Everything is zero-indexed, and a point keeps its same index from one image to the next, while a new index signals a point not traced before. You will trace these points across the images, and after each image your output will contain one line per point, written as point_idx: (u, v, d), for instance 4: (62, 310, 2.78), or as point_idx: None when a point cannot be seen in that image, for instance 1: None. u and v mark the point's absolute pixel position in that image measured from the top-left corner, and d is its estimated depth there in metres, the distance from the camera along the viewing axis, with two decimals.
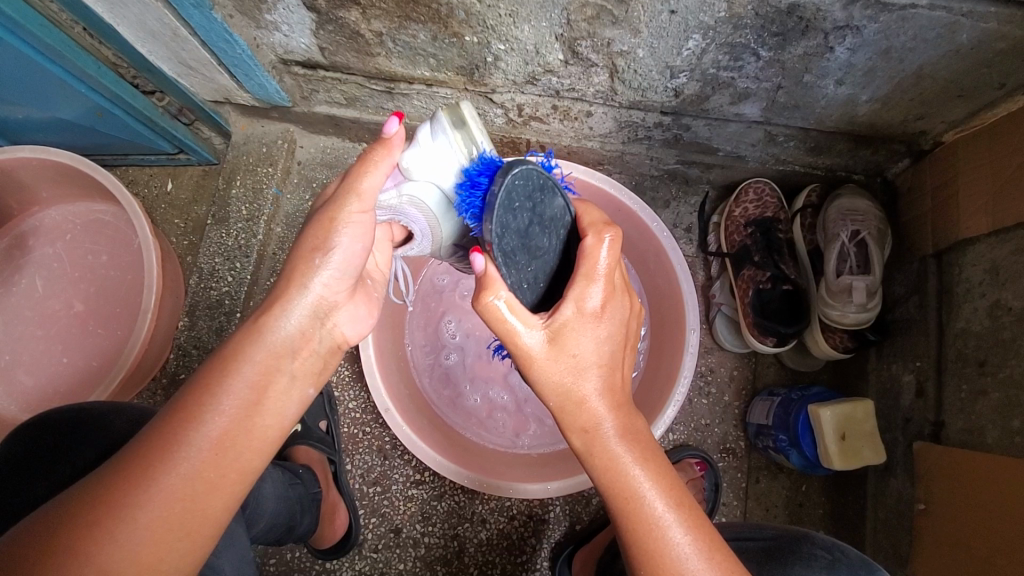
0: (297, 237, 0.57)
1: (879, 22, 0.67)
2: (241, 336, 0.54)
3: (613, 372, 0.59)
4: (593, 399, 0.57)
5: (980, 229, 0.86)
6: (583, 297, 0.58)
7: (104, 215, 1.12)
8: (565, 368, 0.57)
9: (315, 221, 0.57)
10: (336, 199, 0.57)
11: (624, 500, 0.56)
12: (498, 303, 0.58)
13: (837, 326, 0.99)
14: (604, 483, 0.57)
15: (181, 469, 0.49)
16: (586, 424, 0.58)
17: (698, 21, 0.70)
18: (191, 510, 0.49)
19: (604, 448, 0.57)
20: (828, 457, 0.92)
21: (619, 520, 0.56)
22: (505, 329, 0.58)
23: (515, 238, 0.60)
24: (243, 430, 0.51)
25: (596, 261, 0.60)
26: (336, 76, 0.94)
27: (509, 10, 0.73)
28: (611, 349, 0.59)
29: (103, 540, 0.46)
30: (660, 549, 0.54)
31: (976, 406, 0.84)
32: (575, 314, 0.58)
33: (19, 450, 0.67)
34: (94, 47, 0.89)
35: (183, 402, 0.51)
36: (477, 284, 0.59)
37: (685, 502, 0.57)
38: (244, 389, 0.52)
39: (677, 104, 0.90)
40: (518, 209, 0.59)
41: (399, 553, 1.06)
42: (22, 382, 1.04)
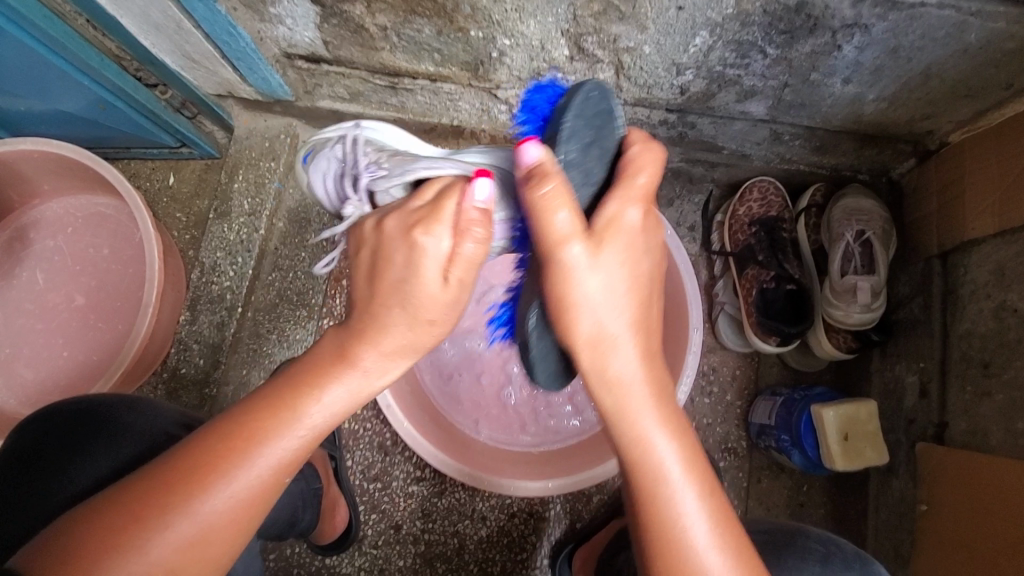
0: (398, 289, 0.54)
1: (887, 20, 0.67)
2: (323, 358, 0.56)
3: (646, 319, 0.57)
4: (629, 340, 0.55)
5: (986, 230, 0.85)
6: (626, 207, 0.57)
7: (106, 208, 1.11)
8: (603, 292, 0.54)
9: (415, 282, 0.53)
10: (445, 265, 0.53)
11: (645, 454, 0.55)
12: (556, 197, 0.51)
13: (839, 325, 0.99)
14: (627, 438, 0.55)
15: (254, 479, 0.52)
16: (617, 371, 0.55)
17: (706, 18, 0.70)
18: (256, 511, 0.54)
19: (632, 398, 0.55)
20: (831, 458, 0.92)
21: (639, 480, 0.55)
22: (548, 230, 0.53)
23: (572, 142, 0.55)
24: (317, 443, 0.56)
25: (642, 167, 0.58)
26: (340, 71, 0.93)
27: (515, 6, 0.73)
28: (643, 283, 0.57)
29: (176, 540, 0.50)
30: (676, 512, 0.54)
31: (980, 407, 0.83)
32: (612, 224, 0.56)
33: (25, 442, 0.67)
34: (98, 39, 0.89)
35: (257, 415, 0.53)
36: (533, 172, 0.51)
37: (702, 467, 0.57)
38: (329, 415, 0.55)
39: (682, 102, 0.89)
40: (583, 111, 0.56)
41: (399, 549, 1.05)
42: (22, 375, 1.03)
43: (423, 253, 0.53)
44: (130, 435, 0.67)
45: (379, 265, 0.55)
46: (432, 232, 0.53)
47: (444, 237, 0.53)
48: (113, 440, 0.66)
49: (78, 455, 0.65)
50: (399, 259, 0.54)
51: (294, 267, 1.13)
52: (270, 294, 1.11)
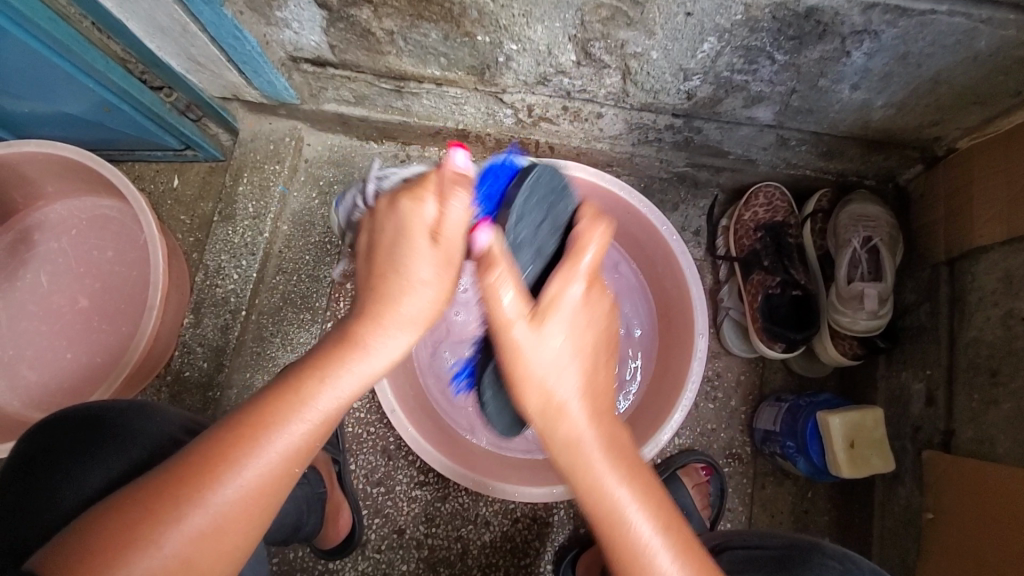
0: (393, 261, 0.58)
1: (897, 27, 0.66)
2: (330, 343, 0.57)
3: (594, 381, 0.59)
4: (576, 407, 0.57)
5: (994, 238, 0.85)
6: (569, 283, 0.61)
7: (110, 210, 1.11)
8: (551, 361, 0.57)
9: (406, 251, 0.58)
10: (431, 232, 0.58)
11: (605, 518, 0.55)
12: (499, 283, 0.58)
13: (845, 332, 0.99)
14: (585, 505, 0.56)
15: (265, 465, 0.52)
16: (569, 435, 0.56)
17: (714, 24, 0.69)
18: (269, 502, 0.54)
19: (587, 462, 0.56)
20: (837, 465, 0.91)
21: (602, 542, 0.55)
22: (496, 314, 0.58)
23: (524, 225, 0.69)
24: (327, 428, 0.56)
25: (588, 243, 0.65)
26: (346, 74, 0.93)
27: (522, 11, 0.72)
28: (591, 352, 0.59)
29: (191, 532, 0.50)
30: (641, 572, 0.54)
31: (987, 415, 0.83)
32: (558, 298, 0.60)
33: (30, 446, 0.67)
34: (103, 41, 0.91)
35: (267, 401, 0.54)
36: (482, 259, 0.61)
37: (669, 520, 0.56)
38: (337, 399, 0.55)
39: (689, 107, 0.89)
40: (533, 198, 0.68)
41: (402, 554, 1.05)
42: (26, 377, 1.03)
43: (413, 219, 0.58)
44: (137, 441, 0.67)
45: (376, 241, 0.61)
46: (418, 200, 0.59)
47: (431, 204, 0.58)
48: (119, 445, 0.66)
49: (85, 463, 0.65)
50: (393, 230, 0.59)
51: (298, 269, 1.13)
52: (274, 297, 1.11)
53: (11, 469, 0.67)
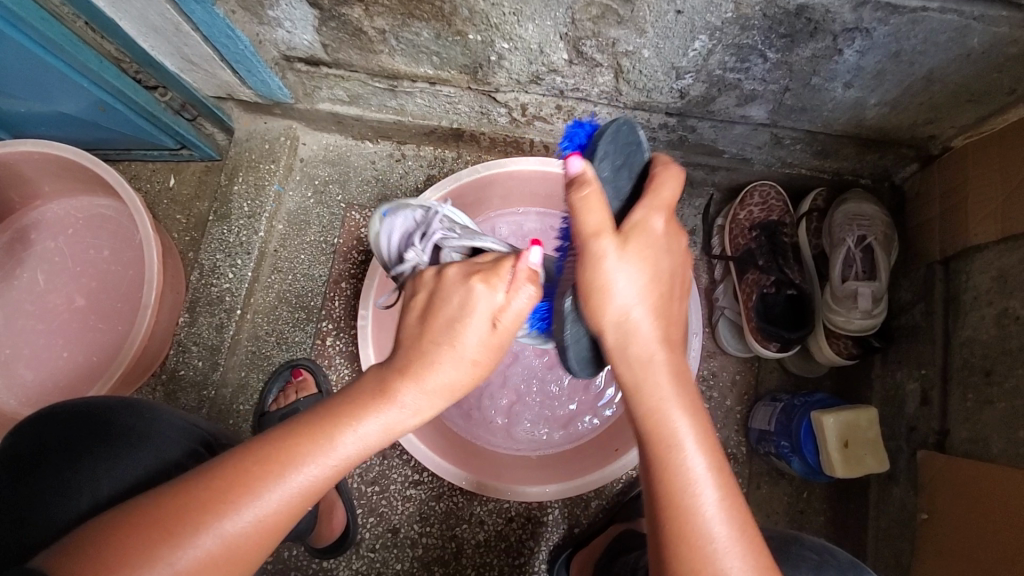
0: (436, 320, 0.58)
1: (889, 24, 0.66)
2: (367, 392, 0.57)
3: (669, 311, 0.58)
4: (647, 332, 0.56)
5: (988, 237, 0.84)
6: (655, 213, 0.59)
7: (106, 210, 1.12)
8: (630, 282, 0.56)
9: (450, 316, 0.58)
10: (489, 309, 0.57)
11: (661, 440, 0.54)
12: (590, 195, 0.56)
13: (839, 331, 0.98)
14: (643, 425, 0.56)
15: (279, 501, 0.53)
16: (637, 354, 0.56)
17: (705, 22, 0.69)
18: (274, 535, 0.54)
19: (652, 385, 0.55)
20: (830, 466, 0.91)
21: (651, 458, 0.54)
22: (581, 224, 0.57)
23: (606, 162, 0.64)
24: (344, 473, 0.56)
25: (666, 181, 0.61)
26: (339, 73, 0.93)
27: (513, 9, 0.72)
28: (668, 285, 0.58)
29: (200, 555, 0.50)
30: (687, 498, 0.52)
31: (982, 415, 0.82)
32: (641, 224, 0.58)
33: (21, 445, 0.67)
34: (98, 41, 0.89)
35: (295, 438, 0.54)
36: (571, 178, 0.57)
37: (720, 466, 0.55)
38: (361, 444, 0.55)
39: (682, 106, 0.89)
40: (614, 141, 0.64)
41: (396, 553, 1.05)
42: (23, 376, 1.04)
43: (478, 296, 0.58)
44: (130, 440, 0.67)
45: (431, 304, 0.60)
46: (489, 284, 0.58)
47: (501, 291, 0.58)
48: (112, 444, 0.67)
49: (81, 464, 0.65)
50: (455, 301, 0.59)
51: (294, 268, 1.13)
52: (269, 296, 1.11)
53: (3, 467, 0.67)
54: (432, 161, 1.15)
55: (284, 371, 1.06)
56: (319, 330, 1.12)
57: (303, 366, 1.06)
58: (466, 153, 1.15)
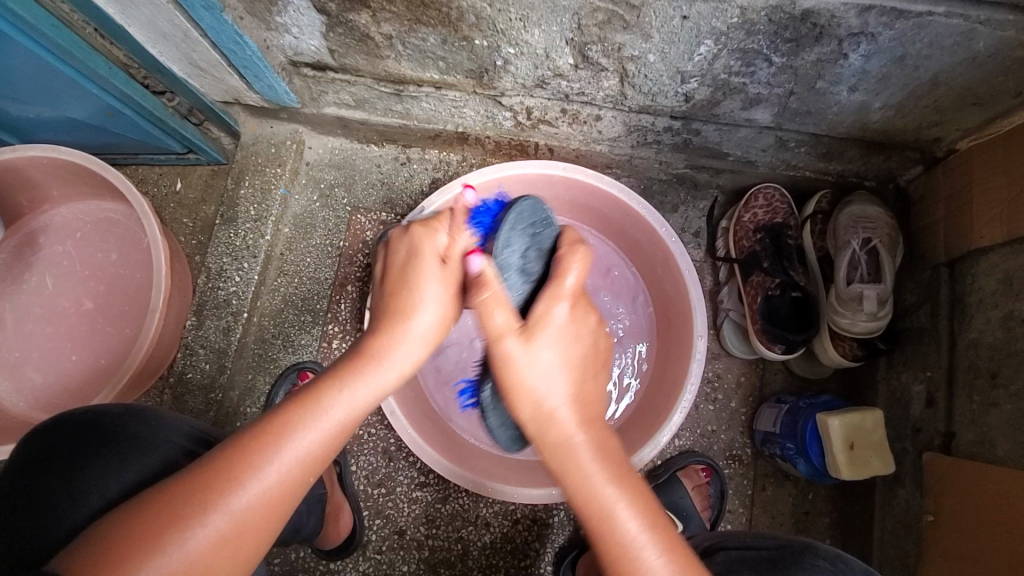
0: (394, 272, 0.65)
1: (894, 28, 0.66)
2: (349, 357, 0.59)
3: (583, 387, 0.62)
4: (566, 415, 0.60)
5: (993, 239, 0.84)
6: (556, 303, 0.66)
7: (114, 214, 1.12)
8: (547, 369, 0.61)
9: (408, 268, 0.64)
10: (438, 258, 0.65)
11: (597, 516, 0.56)
12: (491, 297, 0.62)
13: (845, 333, 0.98)
14: (574, 499, 0.58)
15: (282, 473, 0.54)
16: (559, 441, 0.59)
17: (711, 27, 0.70)
18: (283, 509, 0.54)
19: (577, 462, 0.58)
20: (836, 467, 0.91)
21: (592, 536, 0.57)
22: (490, 326, 0.62)
23: (512, 250, 0.72)
24: (341, 439, 0.58)
25: (569, 266, 0.70)
26: (345, 78, 0.94)
27: (519, 15, 0.73)
28: (579, 365, 0.63)
29: (211, 535, 0.51)
30: (629, 567, 0.55)
31: (988, 417, 0.83)
32: (546, 311, 0.65)
33: (34, 451, 0.68)
34: (106, 48, 0.90)
35: (290, 411, 0.55)
36: (474, 283, 0.64)
37: (657, 522, 0.58)
38: (352, 407, 0.57)
39: (687, 109, 0.89)
40: (521, 221, 0.73)
41: (403, 554, 1.06)
42: (32, 379, 1.05)
43: (427, 244, 0.65)
44: (136, 446, 0.68)
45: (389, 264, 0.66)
46: (433, 234, 0.66)
47: (444, 235, 0.67)
48: (124, 447, 0.67)
49: (89, 471, 0.65)
50: (405, 254, 0.66)
51: (300, 272, 1.13)
52: (275, 299, 1.12)
53: (16, 471, 0.68)
54: (437, 164, 1.16)
55: (290, 374, 1.06)
56: (325, 333, 1.12)
57: (309, 369, 1.07)
58: (470, 156, 1.15)
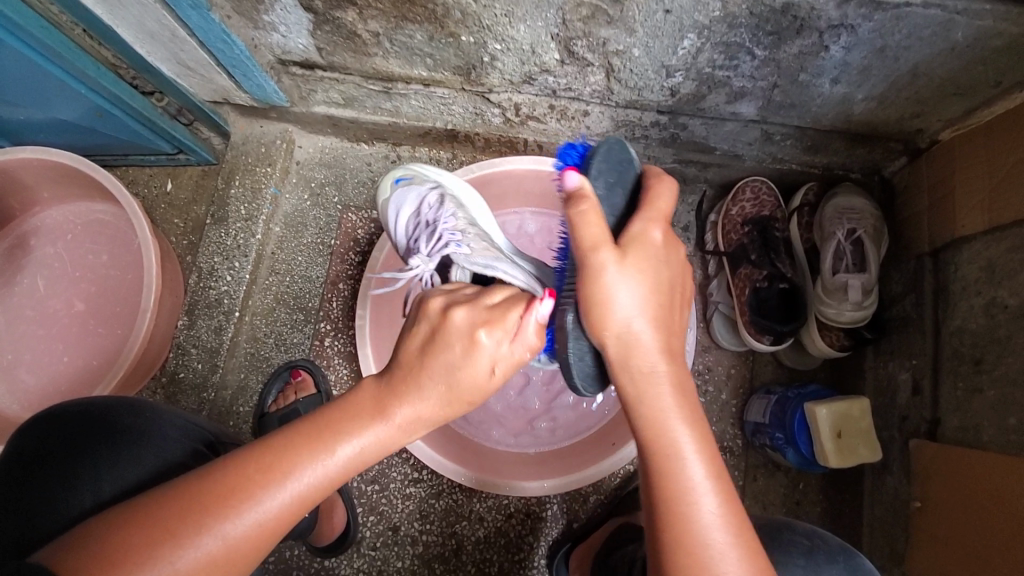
0: (437, 355, 0.58)
1: (873, 20, 0.68)
2: (363, 407, 0.57)
3: (668, 319, 0.59)
4: (649, 342, 0.58)
5: (976, 227, 0.86)
6: (651, 226, 0.60)
7: (104, 215, 1.12)
8: (634, 292, 0.57)
9: (449, 353, 0.58)
10: (493, 367, 0.60)
11: (662, 451, 0.55)
12: (590, 210, 0.58)
13: (832, 324, 0.99)
14: (642, 429, 0.57)
15: (276, 507, 0.53)
16: (638, 366, 0.57)
17: (693, 21, 0.71)
18: (269, 540, 0.54)
19: (654, 390, 0.57)
20: (824, 456, 0.92)
21: (652, 469, 0.55)
22: (586, 236, 0.58)
23: (599, 180, 0.64)
24: (340, 482, 0.56)
25: (662, 193, 0.63)
26: (334, 76, 0.94)
27: (505, 11, 0.73)
28: (665, 292, 0.59)
29: (201, 555, 0.50)
30: (682, 509, 0.53)
31: (972, 403, 0.84)
32: (640, 233, 0.60)
33: (25, 449, 0.68)
34: (94, 48, 0.90)
35: (296, 446, 0.54)
36: (569, 196, 0.59)
37: (720, 471, 0.56)
38: (356, 457, 0.56)
39: (673, 104, 0.90)
40: (607, 160, 0.64)
41: (397, 550, 1.06)
42: (24, 381, 1.04)
43: (483, 350, 0.59)
44: (133, 439, 0.68)
45: (433, 343, 0.59)
46: (492, 332, 0.60)
47: (507, 347, 0.61)
48: (112, 444, 0.67)
49: (88, 463, 0.66)
50: (458, 350, 0.58)
51: (291, 271, 1.14)
52: (267, 298, 1.12)
53: (6, 470, 0.68)
54: (428, 162, 1.17)
55: (284, 372, 1.06)
56: (318, 331, 1.13)
57: (302, 367, 1.06)
58: (460, 153, 1.16)
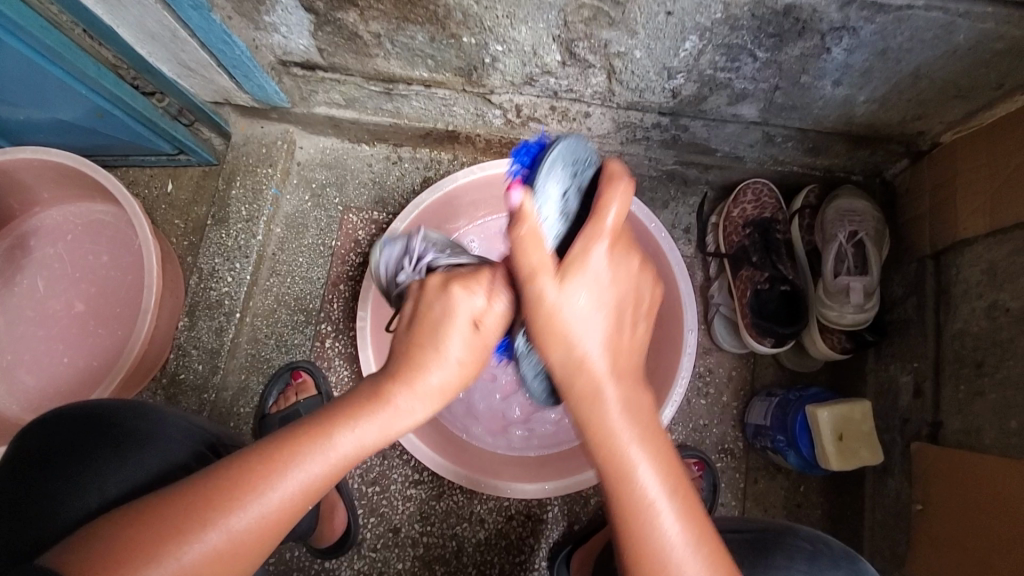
0: (415, 322, 0.61)
1: (875, 23, 0.67)
2: (362, 394, 0.58)
3: (617, 336, 0.57)
4: (598, 364, 0.56)
5: (978, 230, 0.85)
6: (594, 244, 0.57)
7: (104, 215, 1.12)
8: (586, 317, 0.56)
9: (430, 326, 0.60)
10: (465, 316, 0.60)
11: (616, 471, 0.55)
12: (529, 235, 0.56)
13: (833, 326, 0.99)
14: (597, 452, 0.56)
15: (280, 501, 0.53)
16: (585, 389, 0.56)
17: (695, 23, 0.70)
18: (275, 533, 0.54)
19: (603, 414, 0.55)
20: (826, 458, 0.92)
21: (609, 490, 0.55)
22: (527, 263, 0.56)
23: (550, 184, 0.64)
24: (345, 471, 0.57)
25: (609, 202, 0.58)
26: (335, 77, 0.94)
27: (506, 12, 0.73)
28: (616, 312, 0.57)
29: (206, 551, 0.51)
30: (644, 529, 0.54)
31: (974, 406, 0.84)
32: (584, 252, 0.57)
33: (24, 450, 0.68)
34: (94, 48, 0.90)
35: (297, 439, 0.55)
36: (510, 218, 0.56)
37: (678, 487, 0.56)
38: (359, 445, 0.56)
39: (674, 105, 0.90)
40: (559, 160, 0.65)
41: (397, 552, 1.06)
42: (24, 382, 1.04)
43: (458, 302, 0.60)
44: (137, 440, 0.68)
45: (419, 314, 0.62)
46: (466, 291, 0.61)
47: (479, 297, 0.61)
48: (112, 446, 0.67)
49: (87, 465, 0.65)
50: (437, 310, 0.61)
51: (292, 272, 1.13)
52: (268, 299, 1.12)
53: (6, 471, 0.68)
54: (429, 163, 1.16)
55: (284, 374, 1.06)
56: (318, 332, 1.12)
57: (303, 368, 1.06)
58: (461, 154, 1.16)
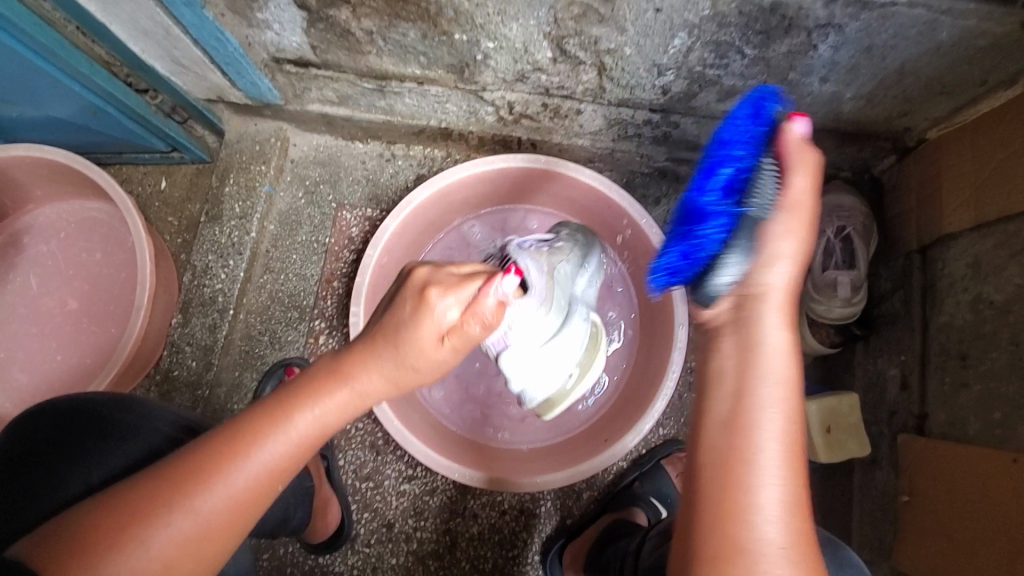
0: (382, 318, 0.60)
1: (860, 20, 0.68)
2: (321, 374, 0.59)
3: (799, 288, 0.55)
4: (779, 301, 0.54)
5: (962, 224, 0.86)
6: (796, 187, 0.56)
7: (98, 213, 1.12)
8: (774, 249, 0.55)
9: (386, 318, 0.59)
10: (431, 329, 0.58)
11: (748, 418, 0.52)
12: (798, 162, 0.55)
13: (823, 321, 1.00)
14: (741, 389, 0.53)
15: (243, 484, 0.54)
16: (757, 317, 0.54)
17: (683, 19, 0.71)
18: (244, 517, 0.55)
19: (760, 356, 0.53)
20: (814, 451, 0.94)
21: (732, 430, 0.52)
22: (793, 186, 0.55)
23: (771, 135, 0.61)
24: (307, 451, 0.57)
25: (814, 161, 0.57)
26: (328, 75, 0.95)
27: (497, 9, 0.74)
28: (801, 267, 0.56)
29: (170, 536, 0.51)
30: (745, 481, 0.50)
31: (959, 398, 0.85)
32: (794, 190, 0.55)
33: (12, 444, 0.68)
34: (88, 46, 0.90)
35: (260, 422, 0.55)
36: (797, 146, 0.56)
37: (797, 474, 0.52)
38: (318, 423, 0.57)
39: (665, 102, 0.91)
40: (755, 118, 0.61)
41: (391, 547, 1.06)
42: (16, 379, 1.04)
43: (432, 308, 0.58)
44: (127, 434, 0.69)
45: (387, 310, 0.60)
46: (443, 295, 0.58)
47: (451, 307, 0.58)
48: (103, 439, 0.67)
49: (76, 457, 0.65)
50: (407, 309, 0.58)
51: (286, 269, 1.14)
52: (261, 296, 1.12)
53: None
54: (422, 160, 1.17)
55: (278, 370, 1.07)
56: (312, 329, 1.13)
57: (296, 365, 1.07)
58: (454, 151, 1.16)
